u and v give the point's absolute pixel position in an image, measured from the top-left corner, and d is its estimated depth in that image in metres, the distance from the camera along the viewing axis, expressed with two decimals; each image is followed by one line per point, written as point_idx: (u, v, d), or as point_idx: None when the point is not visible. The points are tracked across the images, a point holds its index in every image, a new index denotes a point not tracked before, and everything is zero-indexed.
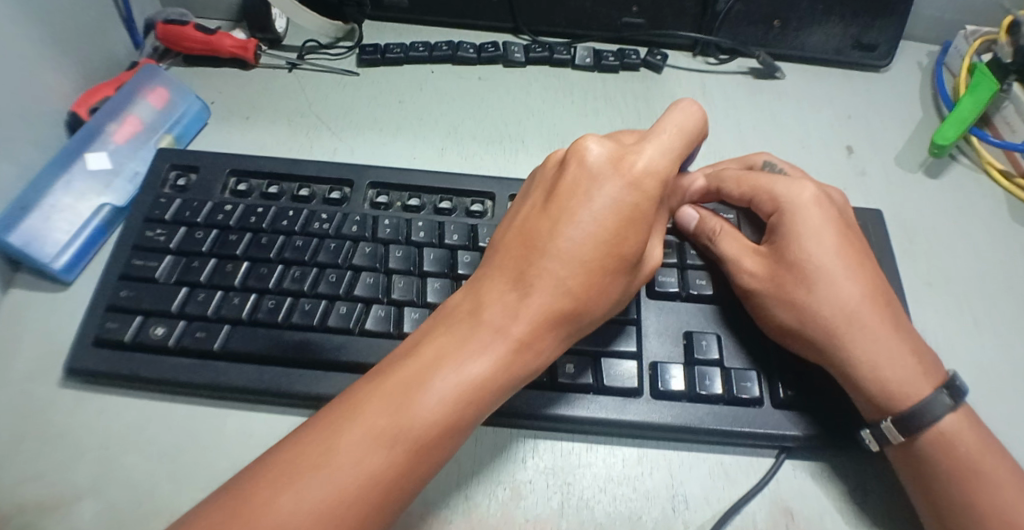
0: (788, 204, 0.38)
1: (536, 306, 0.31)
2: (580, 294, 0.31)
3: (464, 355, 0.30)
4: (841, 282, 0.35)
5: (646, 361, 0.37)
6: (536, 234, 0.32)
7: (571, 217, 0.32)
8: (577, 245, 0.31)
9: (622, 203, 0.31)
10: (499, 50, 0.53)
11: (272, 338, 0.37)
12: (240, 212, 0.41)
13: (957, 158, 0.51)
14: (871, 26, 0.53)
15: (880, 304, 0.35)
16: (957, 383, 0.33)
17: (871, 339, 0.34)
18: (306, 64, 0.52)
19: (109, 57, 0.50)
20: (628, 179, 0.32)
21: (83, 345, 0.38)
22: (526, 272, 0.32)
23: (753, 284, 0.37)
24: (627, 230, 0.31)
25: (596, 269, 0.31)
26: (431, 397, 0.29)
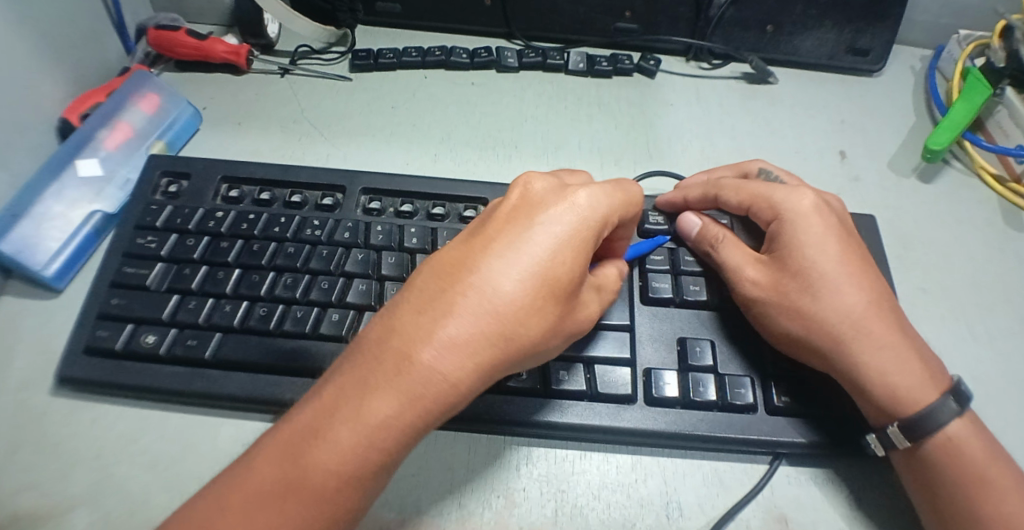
0: (790, 212, 0.37)
1: (451, 341, 0.27)
2: (507, 334, 0.28)
3: (372, 396, 0.27)
4: (845, 290, 0.35)
5: (640, 368, 0.37)
6: (467, 268, 0.29)
7: (504, 253, 0.28)
8: (508, 281, 0.28)
9: (563, 243, 0.29)
10: (493, 56, 0.53)
11: (264, 346, 0.37)
12: (231, 219, 0.41)
13: (951, 163, 0.51)
14: (864, 31, 0.53)
15: (885, 312, 0.35)
16: (961, 389, 0.34)
17: (875, 348, 0.34)
18: (299, 70, 0.52)
19: (101, 63, 0.50)
20: (569, 215, 0.29)
21: (74, 354, 0.37)
22: (450, 309, 0.28)
23: (756, 295, 0.36)
24: (560, 266, 0.28)
25: (530, 310, 0.28)
26: (336, 444, 0.26)
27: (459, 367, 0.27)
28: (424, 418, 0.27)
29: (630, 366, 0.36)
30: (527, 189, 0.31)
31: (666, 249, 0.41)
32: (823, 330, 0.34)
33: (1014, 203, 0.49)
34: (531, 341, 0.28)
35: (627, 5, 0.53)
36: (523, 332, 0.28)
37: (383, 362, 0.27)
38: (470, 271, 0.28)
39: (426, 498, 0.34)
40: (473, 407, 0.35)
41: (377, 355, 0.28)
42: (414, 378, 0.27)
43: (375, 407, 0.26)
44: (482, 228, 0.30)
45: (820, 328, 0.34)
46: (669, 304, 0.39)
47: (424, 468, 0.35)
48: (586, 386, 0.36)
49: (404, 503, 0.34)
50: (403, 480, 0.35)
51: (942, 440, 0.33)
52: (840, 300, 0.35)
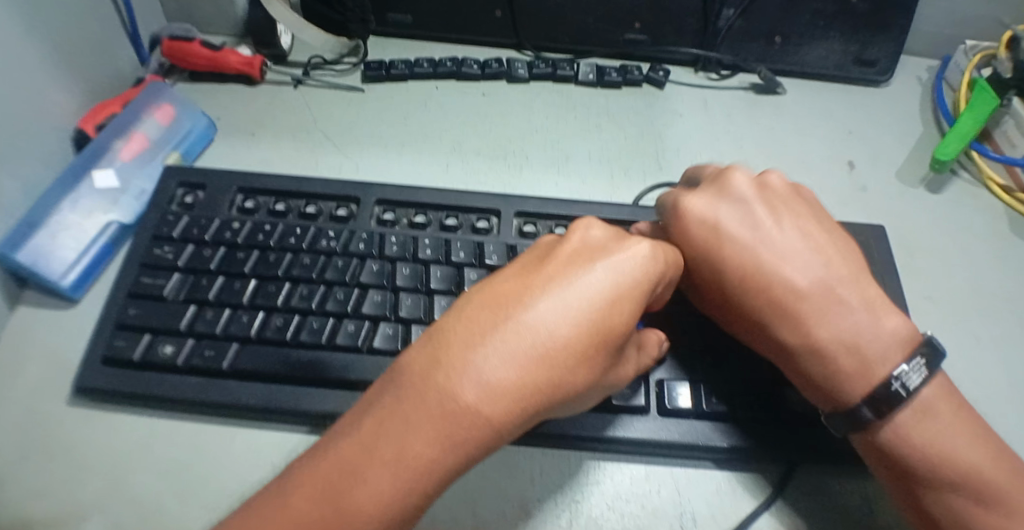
0: (692, 216, 0.35)
1: (497, 384, 0.26)
2: (557, 381, 0.27)
3: (410, 437, 0.26)
4: (784, 280, 0.33)
5: (653, 378, 0.37)
6: (520, 309, 0.27)
7: (557, 296, 0.28)
8: (563, 325, 0.27)
9: (618, 291, 0.28)
10: (503, 67, 0.53)
11: (281, 357, 0.37)
12: (247, 229, 0.41)
13: (957, 173, 0.52)
14: (871, 42, 0.53)
15: (832, 293, 0.33)
16: (933, 354, 0.31)
17: (814, 348, 0.32)
18: (311, 80, 0.53)
19: (115, 73, 0.50)
20: (627, 266, 0.29)
21: (91, 363, 0.38)
22: (502, 352, 0.26)
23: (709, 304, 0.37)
24: (614, 315, 0.28)
25: (580, 359, 0.27)
26: (375, 488, 0.25)
27: (507, 415, 0.26)
28: (464, 462, 0.26)
29: (643, 377, 0.37)
30: (584, 237, 0.30)
31: None
32: (763, 330, 0.34)
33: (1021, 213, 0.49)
34: (577, 387, 0.28)
35: (636, 16, 0.53)
36: (571, 381, 0.27)
37: (429, 402, 0.26)
38: (524, 314, 0.27)
39: (440, 508, 0.34)
40: None
41: (421, 392, 0.26)
42: (463, 424, 0.25)
43: (419, 449, 0.25)
44: (535, 269, 0.29)
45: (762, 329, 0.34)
46: (681, 315, 0.39)
47: None
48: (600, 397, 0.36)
49: None
50: None
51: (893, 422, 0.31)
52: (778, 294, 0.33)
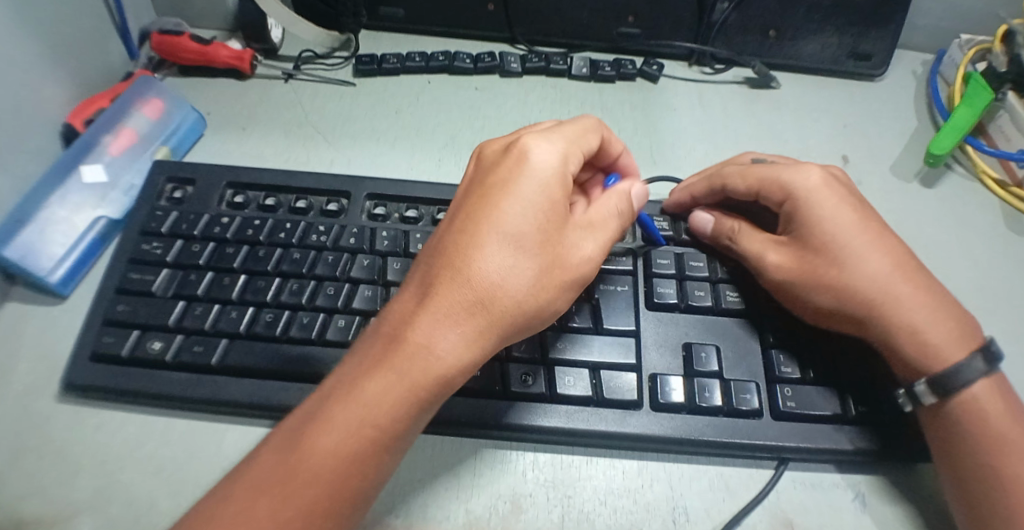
0: (800, 191, 0.38)
1: (438, 302, 0.30)
2: (492, 292, 0.30)
3: (375, 366, 0.30)
4: (874, 256, 0.36)
5: (646, 373, 0.37)
6: (443, 250, 0.31)
7: (472, 229, 0.31)
8: (481, 250, 0.31)
9: (527, 205, 0.31)
10: (496, 61, 0.53)
11: (271, 353, 0.37)
12: (237, 224, 0.41)
13: (952, 167, 0.51)
14: (866, 36, 0.53)
15: (913, 277, 0.36)
16: (991, 349, 0.35)
17: (919, 318, 0.35)
18: (302, 74, 0.52)
19: (104, 68, 0.50)
20: (531, 181, 0.32)
21: (79, 360, 0.37)
22: (432, 288, 0.31)
23: (786, 278, 0.37)
24: (526, 223, 0.31)
25: (506, 271, 0.30)
26: (336, 422, 0.29)
27: (443, 333, 0.30)
28: (426, 375, 0.29)
29: (635, 371, 0.37)
30: (483, 159, 0.35)
31: (671, 253, 0.41)
32: (857, 295, 0.35)
33: (1017, 208, 0.49)
34: (517, 300, 0.31)
35: (630, 10, 0.53)
36: (502, 290, 0.30)
37: (379, 346, 0.30)
38: (446, 252, 0.31)
39: (432, 504, 0.34)
40: (478, 412, 0.35)
41: (375, 340, 0.31)
42: (406, 351, 0.30)
43: (371, 381, 0.29)
44: (452, 214, 0.33)
45: (855, 295, 0.35)
46: (674, 309, 0.39)
47: (430, 472, 0.35)
48: (592, 392, 0.36)
49: (410, 507, 0.34)
50: (409, 484, 0.35)
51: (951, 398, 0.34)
52: (874, 266, 0.36)
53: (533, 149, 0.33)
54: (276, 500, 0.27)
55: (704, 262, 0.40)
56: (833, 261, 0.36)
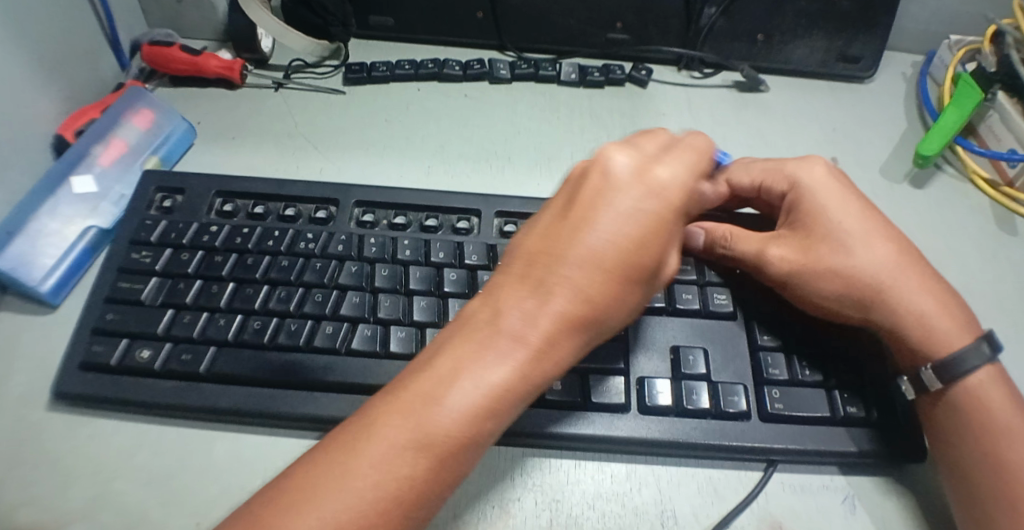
0: (806, 181, 0.39)
1: (554, 313, 0.29)
2: (599, 310, 0.30)
3: (484, 365, 0.28)
4: (877, 243, 0.37)
5: (634, 376, 0.37)
6: (560, 252, 0.30)
7: (596, 237, 0.30)
8: (600, 261, 0.30)
9: (650, 223, 0.31)
10: (485, 68, 0.53)
11: (259, 361, 0.37)
12: (225, 233, 0.41)
13: (943, 168, 0.51)
14: (853, 38, 0.53)
15: (916, 266, 0.37)
16: (993, 336, 0.35)
17: (927, 302, 0.36)
18: (292, 84, 0.53)
19: (96, 80, 0.50)
20: (649, 196, 0.31)
21: (68, 369, 0.37)
22: (551, 291, 0.30)
23: (796, 265, 0.37)
24: (648, 244, 0.30)
25: (622, 287, 0.30)
26: (453, 415, 0.27)
27: (560, 341, 0.29)
28: (531, 387, 0.29)
29: (623, 375, 0.36)
30: (608, 161, 0.32)
31: None
32: (864, 279, 0.36)
33: (1007, 208, 0.49)
34: (621, 313, 0.31)
35: (618, 16, 0.53)
36: (611, 305, 0.30)
37: (492, 339, 0.29)
38: (566, 256, 0.30)
39: None
40: None
41: (486, 331, 0.29)
42: (523, 354, 0.29)
43: (488, 381, 0.28)
44: (568, 211, 0.32)
45: (864, 280, 0.36)
46: (662, 312, 0.39)
47: None
48: (580, 395, 0.36)
49: None
50: None
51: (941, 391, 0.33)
52: (879, 253, 0.36)
53: (660, 169, 0.32)
54: (386, 488, 0.26)
55: (692, 265, 0.40)
56: (840, 246, 0.37)
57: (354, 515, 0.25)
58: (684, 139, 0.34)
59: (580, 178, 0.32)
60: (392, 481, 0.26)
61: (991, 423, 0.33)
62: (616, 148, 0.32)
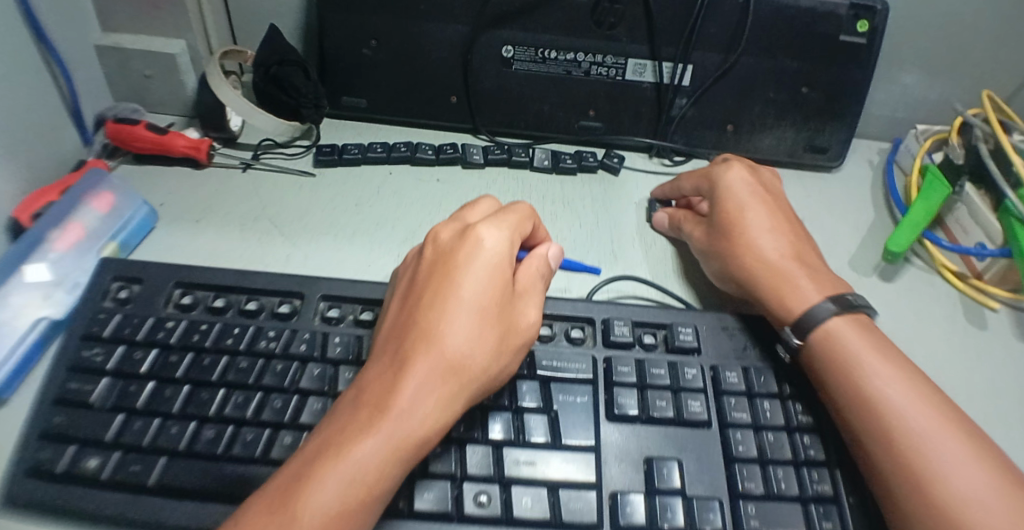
0: (720, 180, 0.47)
1: (418, 373, 0.31)
2: (465, 371, 0.32)
3: (354, 439, 0.29)
4: (758, 231, 0.44)
5: (606, 490, 0.35)
6: (413, 325, 0.33)
7: (444, 302, 0.33)
8: (455, 319, 0.32)
9: (485, 279, 0.34)
10: (457, 152, 0.52)
11: (212, 474, 0.35)
12: (182, 329, 0.39)
13: (911, 260, 0.52)
14: (821, 129, 0.54)
15: (798, 258, 0.43)
16: (845, 298, 0.41)
17: (792, 281, 0.42)
18: (260, 164, 0.51)
19: (55, 157, 0.48)
20: (484, 259, 0.34)
21: (3, 482, 0.35)
22: (407, 356, 0.32)
23: (702, 245, 0.46)
24: (491, 298, 0.33)
25: (479, 341, 0.32)
26: (322, 490, 0.28)
27: (425, 401, 0.30)
28: (408, 453, 0.29)
29: (595, 489, 0.35)
30: (436, 240, 0.36)
31: (633, 360, 0.40)
32: (739, 257, 0.44)
33: (976, 299, 0.50)
34: (485, 364, 0.32)
35: (590, 103, 0.54)
36: (477, 361, 0.32)
37: (357, 415, 0.30)
38: (418, 326, 0.33)
39: None
40: None
41: (353, 409, 0.31)
42: (390, 421, 0.30)
43: (354, 450, 0.29)
44: (417, 286, 0.35)
45: (740, 255, 0.44)
46: (635, 420, 0.38)
47: None
48: (551, 513, 0.34)
49: None
50: None
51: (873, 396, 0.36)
52: (757, 243, 0.43)
53: (485, 232, 0.35)
54: None
55: (666, 368, 0.39)
56: (728, 235, 0.45)
57: None
58: (513, 207, 0.38)
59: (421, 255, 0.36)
60: None
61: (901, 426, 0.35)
62: (442, 226, 0.36)
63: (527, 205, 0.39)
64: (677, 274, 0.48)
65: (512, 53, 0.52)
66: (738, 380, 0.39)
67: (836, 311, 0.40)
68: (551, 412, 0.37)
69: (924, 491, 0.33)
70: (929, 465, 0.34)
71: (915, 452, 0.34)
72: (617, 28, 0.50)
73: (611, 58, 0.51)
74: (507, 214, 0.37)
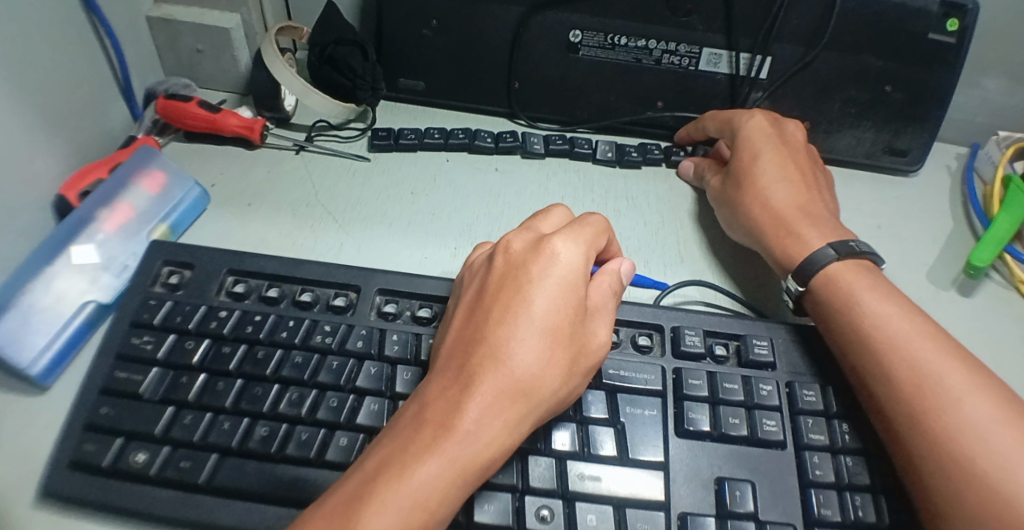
0: (740, 125, 0.47)
1: (484, 392, 0.30)
2: (531, 393, 0.30)
3: (417, 460, 0.28)
4: (768, 179, 0.44)
5: (675, 511, 0.34)
6: (480, 341, 0.31)
7: (513, 318, 0.31)
8: (523, 338, 0.31)
9: (558, 297, 0.32)
10: (517, 141, 0.50)
11: (264, 474, 0.33)
12: (235, 320, 0.38)
13: (990, 275, 0.49)
14: (903, 132, 0.51)
15: (807, 210, 0.43)
16: (849, 243, 0.40)
17: (794, 228, 0.42)
18: (313, 146, 0.50)
19: (103, 133, 0.47)
20: (558, 278, 0.32)
21: (57, 468, 0.34)
22: (474, 374, 0.30)
23: (714, 192, 0.47)
24: (562, 318, 0.32)
25: (548, 364, 0.31)
26: (382, 511, 0.26)
27: (489, 423, 0.29)
28: (470, 475, 0.28)
29: (664, 510, 0.33)
30: (507, 249, 0.34)
31: (703, 372, 0.37)
32: (746, 203, 0.44)
33: None
34: (551, 388, 0.31)
35: (658, 94, 0.51)
36: (544, 385, 0.31)
37: (417, 433, 0.29)
38: (484, 343, 0.31)
39: None
40: None
41: (414, 426, 0.29)
42: (454, 441, 0.29)
43: (417, 471, 0.28)
44: (484, 299, 0.33)
45: (747, 201, 0.44)
46: (706, 438, 0.36)
47: None
48: None
49: None
50: None
51: (893, 374, 0.34)
52: (766, 193, 0.44)
53: (561, 245, 0.33)
54: None
55: (740, 383, 0.37)
56: (739, 186, 0.45)
57: None
58: (585, 218, 0.36)
59: (489, 265, 0.34)
60: None
61: (886, 365, 0.35)
62: (515, 235, 0.34)
63: (601, 216, 0.36)
64: (745, 280, 0.45)
65: (580, 38, 0.49)
66: (816, 400, 0.37)
67: (837, 256, 0.39)
68: (618, 425, 0.36)
69: (921, 434, 0.32)
70: (921, 399, 0.33)
71: (909, 384, 0.33)
72: (693, 15, 0.47)
73: (685, 46, 0.48)
74: (583, 227, 0.35)
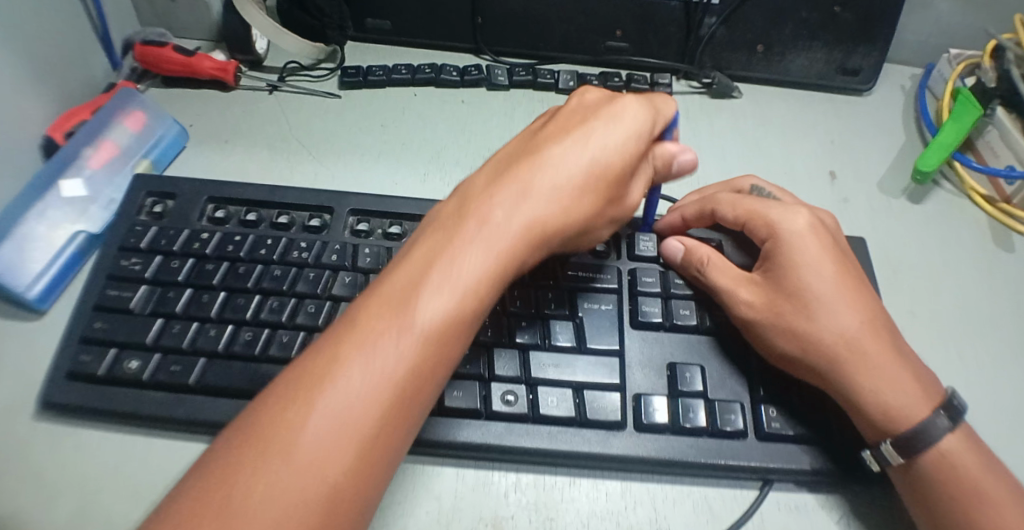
0: (786, 231, 0.37)
1: (532, 205, 0.32)
2: (570, 215, 0.33)
3: (465, 251, 0.31)
4: (838, 311, 0.34)
5: (630, 393, 0.36)
6: (532, 160, 0.34)
7: (566, 146, 0.34)
8: (570, 160, 0.33)
9: (614, 139, 0.34)
10: (482, 74, 0.52)
11: (249, 373, 0.36)
12: (217, 240, 0.40)
13: (940, 184, 0.51)
14: (855, 51, 0.53)
15: (878, 329, 0.34)
16: (955, 402, 0.33)
17: (868, 358, 0.33)
18: (286, 86, 0.52)
19: (84, 80, 0.49)
20: (617, 124, 0.34)
21: (58, 378, 0.37)
22: (530, 195, 0.33)
23: (753, 317, 0.36)
24: (613, 158, 0.34)
25: (587, 193, 0.34)
26: (434, 295, 0.29)
27: (531, 229, 0.32)
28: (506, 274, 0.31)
29: (619, 391, 0.36)
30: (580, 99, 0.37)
31: (656, 271, 0.40)
32: (816, 354, 0.34)
33: (1004, 223, 0.49)
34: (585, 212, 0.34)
35: (617, 23, 0.53)
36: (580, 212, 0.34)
37: (465, 227, 0.31)
38: (535, 159, 0.34)
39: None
40: (460, 434, 0.35)
41: (459, 221, 0.32)
42: (497, 240, 0.31)
43: (464, 260, 0.30)
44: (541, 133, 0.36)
45: (820, 356, 0.34)
46: (659, 329, 0.38)
47: (410, 496, 0.34)
48: (575, 412, 0.35)
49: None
50: (388, 509, 0.34)
51: (947, 447, 0.32)
52: (831, 324, 0.34)
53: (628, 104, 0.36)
54: (384, 359, 0.28)
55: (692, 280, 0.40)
56: (796, 300, 0.35)
57: (365, 393, 0.27)
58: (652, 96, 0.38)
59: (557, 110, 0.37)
60: (393, 354, 0.28)
61: (874, 388, 0.33)
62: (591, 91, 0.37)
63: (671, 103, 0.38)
64: None
65: None
66: None
67: (946, 429, 0.32)
68: (577, 319, 0.38)
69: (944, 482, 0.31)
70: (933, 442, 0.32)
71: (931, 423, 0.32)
72: None
73: None
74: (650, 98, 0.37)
